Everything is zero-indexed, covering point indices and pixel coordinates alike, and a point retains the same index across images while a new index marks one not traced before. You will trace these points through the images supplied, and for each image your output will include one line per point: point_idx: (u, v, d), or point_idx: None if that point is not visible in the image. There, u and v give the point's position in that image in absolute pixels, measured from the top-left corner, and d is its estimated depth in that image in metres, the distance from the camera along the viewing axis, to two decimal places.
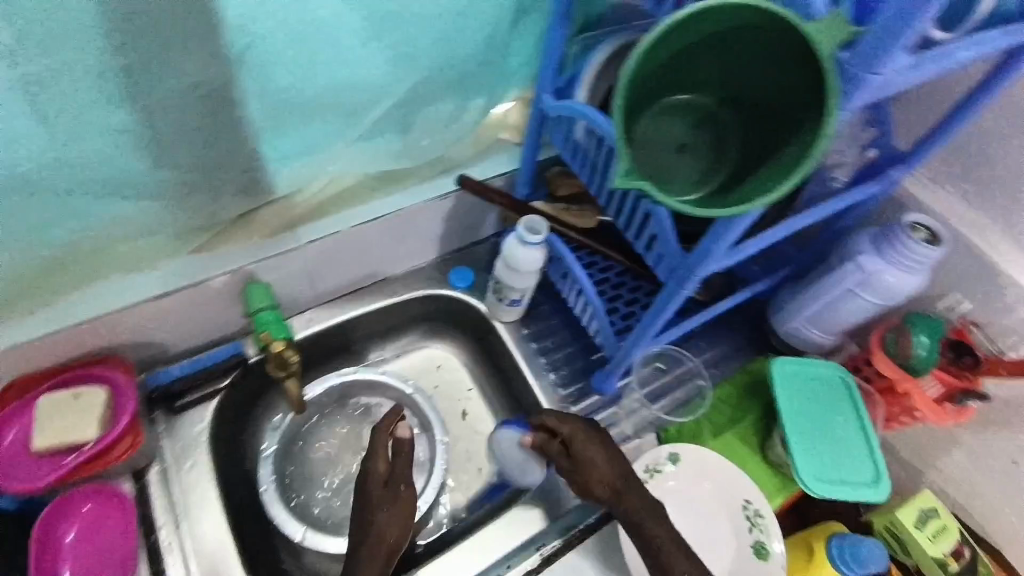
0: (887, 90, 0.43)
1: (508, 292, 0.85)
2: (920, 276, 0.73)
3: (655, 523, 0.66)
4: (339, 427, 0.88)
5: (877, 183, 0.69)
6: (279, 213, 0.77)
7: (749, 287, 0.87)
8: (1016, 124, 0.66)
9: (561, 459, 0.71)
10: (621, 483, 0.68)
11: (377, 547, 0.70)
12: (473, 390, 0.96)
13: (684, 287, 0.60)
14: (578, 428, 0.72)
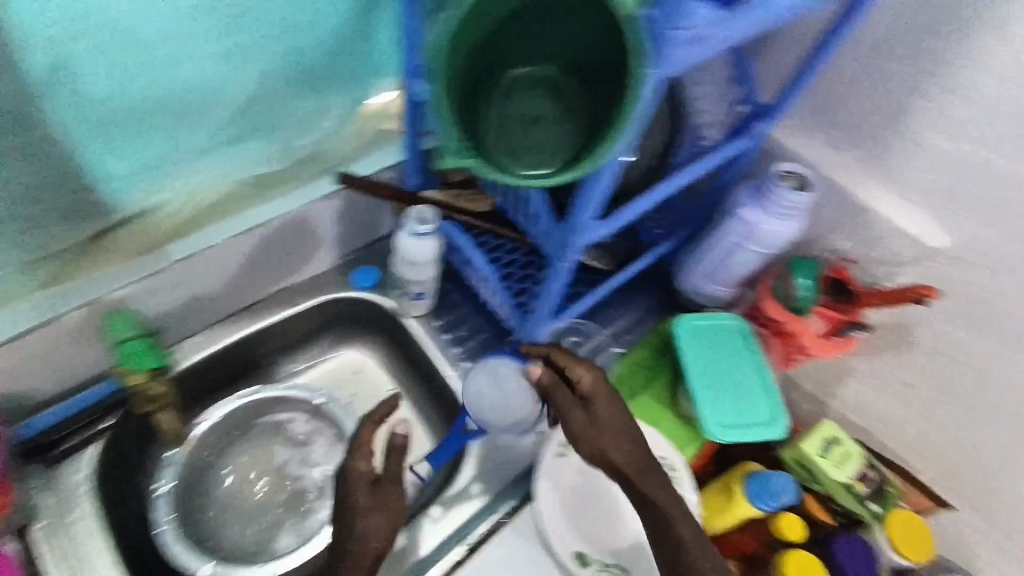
0: (704, 45, 0.43)
1: (410, 287, 0.82)
2: (797, 222, 0.76)
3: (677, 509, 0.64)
4: (245, 452, 0.84)
5: (746, 138, 0.71)
6: (137, 234, 0.73)
7: (650, 252, 0.88)
8: (863, 67, 0.70)
9: (578, 413, 0.67)
10: (639, 455, 0.66)
11: (357, 556, 0.64)
12: (394, 389, 0.94)
13: (566, 258, 0.59)
14: (599, 383, 0.68)
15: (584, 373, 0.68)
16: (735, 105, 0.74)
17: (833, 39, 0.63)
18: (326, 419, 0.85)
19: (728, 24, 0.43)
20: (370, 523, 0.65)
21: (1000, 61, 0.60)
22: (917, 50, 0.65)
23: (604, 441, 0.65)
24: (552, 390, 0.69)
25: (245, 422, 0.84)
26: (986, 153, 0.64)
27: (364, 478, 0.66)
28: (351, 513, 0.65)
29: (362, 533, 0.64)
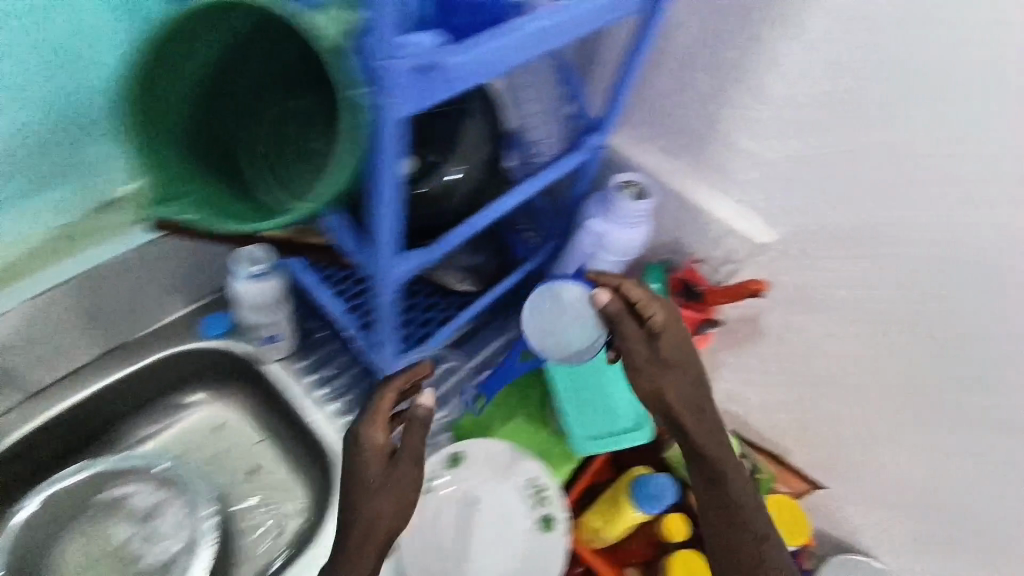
0: (442, 76, 0.40)
1: (257, 332, 0.76)
2: (642, 228, 0.78)
3: (712, 443, 0.73)
4: (81, 538, 0.76)
5: (580, 152, 0.72)
6: None
7: (517, 269, 0.86)
8: (675, 77, 0.72)
9: (641, 347, 0.70)
10: (686, 393, 0.72)
11: (368, 531, 0.63)
12: (262, 440, 0.87)
13: (380, 290, 0.57)
14: (670, 323, 0.71)
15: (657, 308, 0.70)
16: (567, 120, 0.74)
17: (637, 53, 0.64)
18: (175, 488, 0.78)
19: (470, 52, 0.41)
20: (377, 502, 0.64)
21: (787, 65, 0.64)
22: (718, 58, 0.68)
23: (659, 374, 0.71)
24: (617, 320, 0.69)
25: (77, 503, 0.76)
26: (790, 150, 0.68)
27: (380, 453, 0.65)
28: (359, 487, 0.64)
29: (369, 514, 0.63)
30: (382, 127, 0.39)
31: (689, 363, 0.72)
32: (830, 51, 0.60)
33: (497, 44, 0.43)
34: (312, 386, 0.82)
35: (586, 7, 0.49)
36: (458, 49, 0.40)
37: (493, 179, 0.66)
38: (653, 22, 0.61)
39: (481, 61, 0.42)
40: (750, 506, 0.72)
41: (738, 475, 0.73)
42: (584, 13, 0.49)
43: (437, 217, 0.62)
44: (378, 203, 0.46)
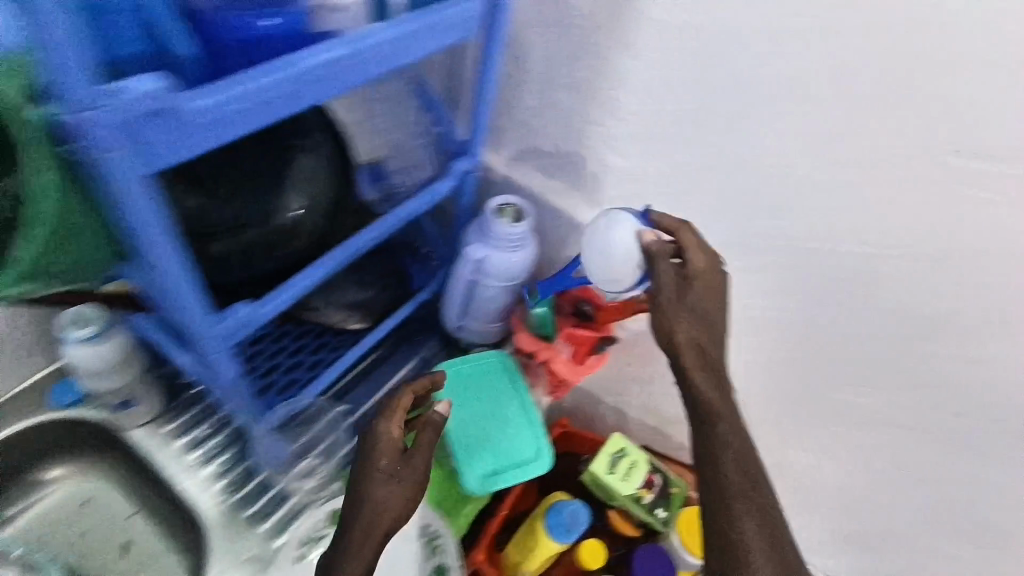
0: (179, 121, 0.36)
1: (108, 398, 0.70)
2: (523, 251, 0.76)
3: (721, 400, 0.62)
4: None
5: (450, 179, 0.68)
6: None
7: (408, 302, 0.82)
8: (537, 95, 0.70)
9: (669, 284, 0.60)
10: (713, 351, 0.62)
11: (370, 526, 0.58)
12: (135, 512, 0.80)
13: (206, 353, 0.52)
14: (710, 268, 0.61)
15: (694, 250, 0.61)
16: (433, 146, 0.70)
17: (488, 74, 0.61)
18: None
19: (215, 95, 0.37)
20: (383, 492, 0.60)
21: (634, 84, 0.62)
22: (571, 78, 0.66)
23: (678, 319, 0.61)
24: (654, 259, 0.62)
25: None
26: (655, 168, 0.67)
27: (394, 444, 0.62)
28: (363, 475, 0.61)
29: (372, 505, 0.59)
30: (114, 186, 0.36)
31: (717, 310, 0.61)
32: (671, 68, 0.59)
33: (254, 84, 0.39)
34: (186, 447, 0.75)
35: (375, 38, 0.46)
36: (199, 94, 0.37)
37: (343, 215, 0.63)
38: (495, 39, 0.58)
39: (238, 106, 0.39)
40: (748, 496, 0.60)
41: (734, 459, 0.61)
42: (374, 43, 0.46)
43: (281, 258, 0.57)
44: (157, 262, 0.42)
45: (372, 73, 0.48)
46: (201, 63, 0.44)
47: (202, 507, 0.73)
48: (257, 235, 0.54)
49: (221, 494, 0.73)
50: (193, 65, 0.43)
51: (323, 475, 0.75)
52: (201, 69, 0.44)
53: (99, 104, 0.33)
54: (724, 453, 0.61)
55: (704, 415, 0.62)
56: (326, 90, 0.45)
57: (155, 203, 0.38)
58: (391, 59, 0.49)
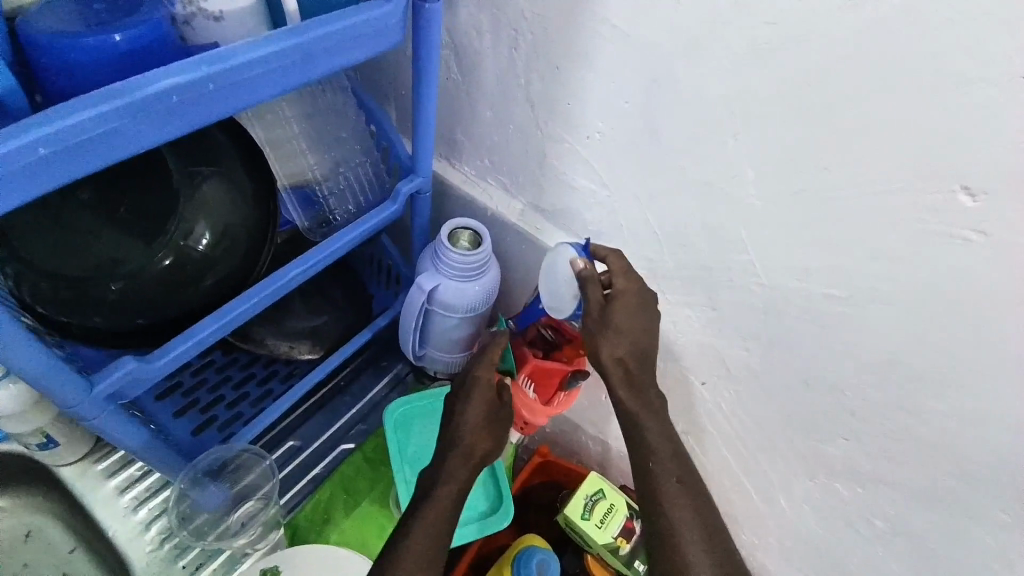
0: None
1: (27, 438, 0.64)
2: (482, 279, 0.68)
3: (655, 424, 0.57)
4: None
5: (395, 202, 0.61)
6: None
7: (368, 328, 0.74)
8: (495, 107, 0.63)
9: (593, 306, 0.55)
10: (640, 374, 0.56)
11: (460, 460, 0.62)
12: (76, 549, 0.70)
13: (92, 420, 0.46)
14: (635, 289, 0.56)
15: (620, 268, 0.56)
16: (379, 164, 0.65)
17: (424, 96, 0.55)
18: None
19: (10, 141, 0.30)
20: (475, 434, 0.63)
21: (592, 99, 0.54)
22: (525, 91, 0.59)
23: (601, 339, 0.55)
24: (583, 283, 0.56)
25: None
26: (621, 192, 0.59)
27: (491, 388, 0.65)
28: (461, 412, 0.64)
29: (467, 444, 0.63)
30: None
31: (646, 324, 0.56)
32: (631, 81, 0.51)
33: (66, 122, 0.31)
34: (121, 487, 0.71)
35: (248, 55, 0.37)
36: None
37: (264, 246, 0.54)
38: (426, 64, 0.53)
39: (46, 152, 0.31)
40: (686, 501, 0.55)
41: (665, 466, 0.56)
42: (245, 62, 0.37)
43: (190, 299, 0.50)
44: None
45: (253, 97, 0.39)
46: (21, 94, 0.36)
47: (132, 556, 0.68)
48: (168, 269, 0.48)
49: (150, 544, 0.69)
50: (12, 96, 0.35)
51: (258, 525, 0.68)
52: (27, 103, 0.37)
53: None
54: (656, 461, 0.56)
55: (635, 430, 0.57)
56: (184, 122, 0.36)
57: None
58: (276, 80, 0.40)
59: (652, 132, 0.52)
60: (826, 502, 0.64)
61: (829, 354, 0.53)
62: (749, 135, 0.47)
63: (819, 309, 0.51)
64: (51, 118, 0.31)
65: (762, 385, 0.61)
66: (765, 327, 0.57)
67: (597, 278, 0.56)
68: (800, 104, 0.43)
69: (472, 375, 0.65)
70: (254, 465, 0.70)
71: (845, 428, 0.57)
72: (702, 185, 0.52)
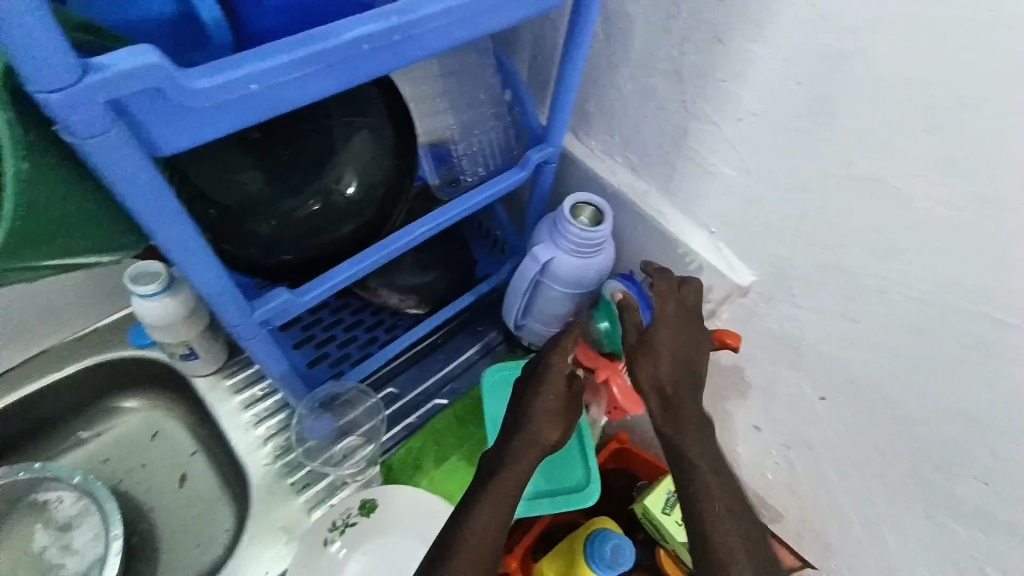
0: (171, 99, 0.30)
1: (172, 347, 0.71)
2: (597, 258, 0.67)
3: (699, 441, 0.58)
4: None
5: (523, 168, 0.61)
6: None
7: (475, 290, 0.75)
8: (636, 81, 0.61)
9: (632, 330, 0.62)
10: (686, 402, 0.59)
11: (528, 445, 0.61)
12: (197, 451, 0.82)
13: (250, 336, 0.50)
14: (677, 313, 0.62)
15: (657, 294, 0.63)
16: (510, 128, 0.66)
17: (570, 68, 0.55)
18: (95, 500, 0.73)
19: (222, 74, 0.31)
20: (543, 422, 0.63)
21: (752, 77, 0.51)
22: (677, 64, 0.56)
23: (641, 357, 0.61)
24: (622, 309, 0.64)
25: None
26: (767, 181, 0.55)
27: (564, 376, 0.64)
28: (533, 398, 0.63)
29: (535, 431, 0.62)
30: (114, 173, 0.32)
31: (688, 341, 0.61)
32: (803, 60, 0.47)
33: (267, 63, 0.33)
34: (244, 404, 0.77)
35: (427, 9, 0.38)
36: (201, 73, 0.31)
37: (397, 202, 0.57)
38: (582, 28, 0.51)
39: (253, 88, 0.33)
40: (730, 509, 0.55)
41: (707, 474, 0.56)
42: (422, 17, 0.38)
43: (331, 243, 0.54)
44: (164, 246, 0.39)
45: (420, 51, 0.40)
46: (224, 27, 0.38)
47: (249, 467, 0.73)
48: (317, 212, 0.51)
49: (266, 459, 0.74)
50: (217, 30, 0.38)
51: (361, 460, 0.73)
52: (229, 39, 0.39)
53: (63, 82, 0.27)
54: (695, 470, 0.56)
55: (677, 442, 0.58)
56: (357, 71, 0.38)
57: (158, 192, 0.34)
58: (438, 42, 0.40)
59: (822, 116, 0.48)
60: (942, 547, 0.58)
61: (988, 389, 0.47)
62: (948, 130, 0.41)
63: (986, 335, 0.46)
64: (252, 58, 0.33)
65: (892, 410, 0.56)
66: (910, 348, 0.51)
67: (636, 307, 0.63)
68: (1022, 103, 0.37)
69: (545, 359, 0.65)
70: (361, 401, 0.75)
71: (986, 469, 0.51)
72: (868, 182, 0.47)
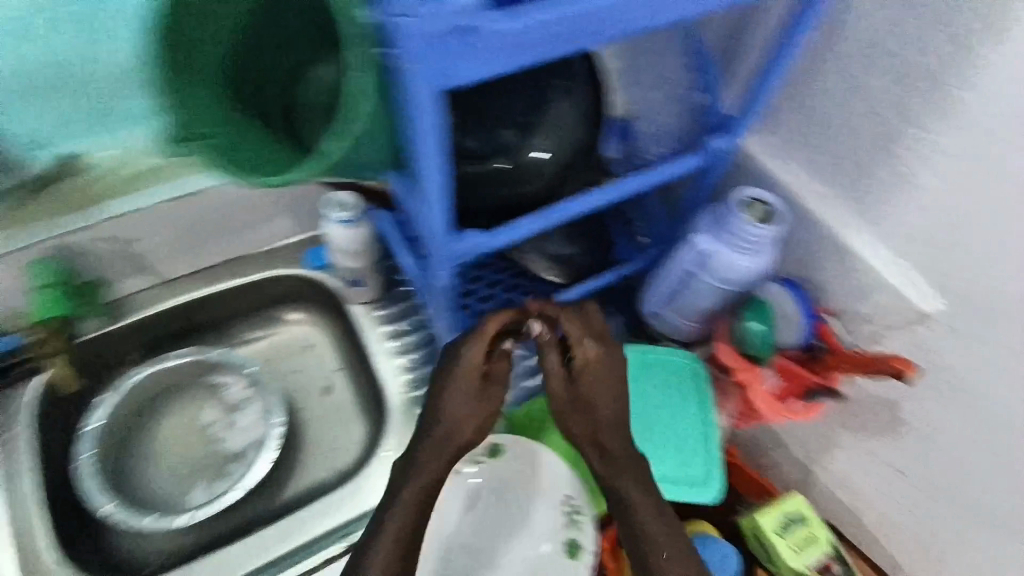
0: (475, 36, 0.34)
1: (344, 273, 0.81)
2: (761, 258, 0.63)
3: (634, 477, 0.60)
4: (174, 418, 0.83)
5: (699, 155, 0.61)
6: (78, 192, 0.77)
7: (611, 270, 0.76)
8: (842, 78, 0.57)
9: (557, 371, 0.62)
10: (617, 443, 0.61)
11: (444, 441, 0.59)
12: (341, 368, 0.92)
13: (445, 266, 0.55)
14: (601, 356, 0.62)
15: (580, 338, 0.62)
16: (688, 115, 0.65)
17: (780, 59, 0.53)
18: (260, 390, 0.84)
19: (519, 21, 0.35)
20: (460, 419, 0.60)
21: (997, 87, 0.47)
22: (902, 64, 0.52)
23: (571, 401, 0.62)
24: (544, 348, 0.63)
25: (175, 384, 0.84)
26: (988, 202, 0.50)
27: (474, 378, 0.60)
28: (450, 406, 0.60)
29: (449, 427, 0.59)
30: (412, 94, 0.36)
31: (617, 382, 0.62)
32: None
33: (551, 17, 0.36)
34: (389, 334, 0.85)
35: None
36: (501, 16, 0.35)
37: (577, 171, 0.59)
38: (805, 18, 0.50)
39: (530, 38, 0.37)
40: (668, 542, 0.57)
41: (644, 505, 0.59)
42: None
43: (510, 202, 0.57)
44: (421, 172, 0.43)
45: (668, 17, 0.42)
46: None
47: (389, 390, 0.81)
48: (510, 169, 0.54)
49: (405, 387, 0.81)
50: None
51: None
52: None
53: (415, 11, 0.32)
54: (634, 506, 0.59)
55: (611, 479, 0.60)
56: (614, 32, 0.40)
57: (435, 122, 0.39)
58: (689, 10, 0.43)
59: None
60: None
61: None
62: None
63: None
64: (540, 10, 0.36)
65: None
66: None
67: (556, 345, 0.63)
68: None
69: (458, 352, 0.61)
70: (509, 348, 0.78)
71: None
72: None
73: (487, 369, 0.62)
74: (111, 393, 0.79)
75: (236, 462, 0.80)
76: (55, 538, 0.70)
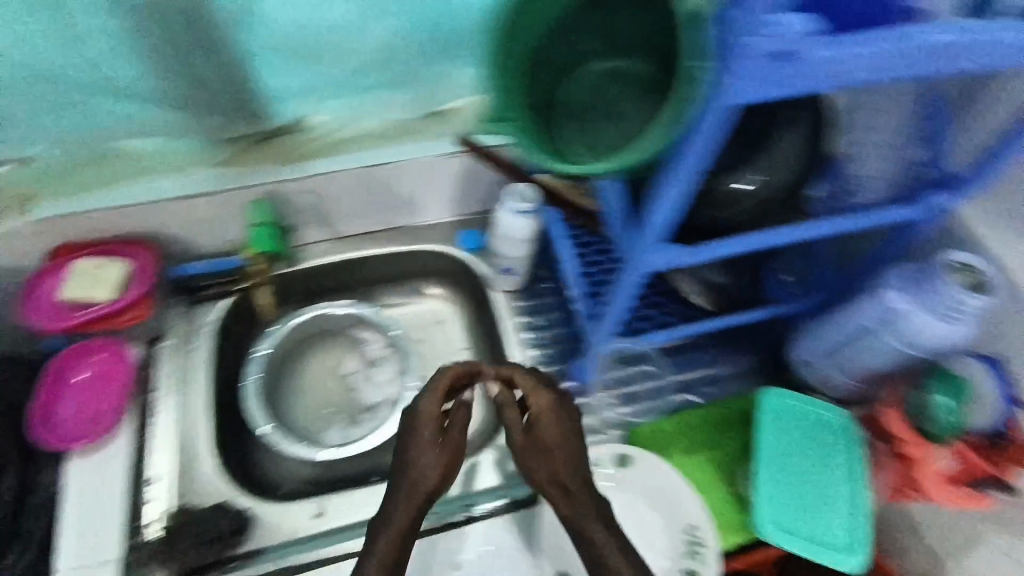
0: (795, 57, 0.38)
1: (497, 259, 0.84)
2: (962, 327, 0.58)
3: (602, 528, 0.58)
4: (320, 360, 0.90)
5: (912, 207, 0.58)
6: (292, 144, 0.83)
7: (766, 307, 0.73)
8: None
9: (517, 428, 0.63)
10: (575, 482, 0.60)
11: (412, 487, 0.60)
12: (467, 349, 0.92)
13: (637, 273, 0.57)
14: (551, 403, 0.63)
15: (531, 391, 0.63)
16: (905, 167, 0.62)
17: None
18: (398, 352, 0.89)
19: (836, 49, 0.39)
20: (424, 463, 0.61)
21: None
22: None
23: (532, 454, 0.62)
24: (501, 406, 0.64)
25: (326, 329, 0.90)
26: None
27: (432, 429, 0.62)
28: (414, 453, 0.61)
29: (411, 472, 0.60)
30: (712, 101, 0.40)
31: (570, 430, 0.62)
32: None
33: (862, 50, 0.39)
34: (527, 326, 0.88)
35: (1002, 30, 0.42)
36: (821, 44, 0.39)
37: (783, 205, 0.58)
38: None
39: (838, 66, 0.40)
40: None
41: (620, 551, 0.57)
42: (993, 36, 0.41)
43: (711, 222, 0.58)
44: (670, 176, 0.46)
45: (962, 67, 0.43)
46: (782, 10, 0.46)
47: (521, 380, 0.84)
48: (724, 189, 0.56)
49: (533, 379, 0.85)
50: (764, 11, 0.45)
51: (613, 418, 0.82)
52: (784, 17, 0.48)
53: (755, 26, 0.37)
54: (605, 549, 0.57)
55: (582, 528, 0.59)
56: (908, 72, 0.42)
57: (719, 130, 0.42)
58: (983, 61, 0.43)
59: None
60: None
61: None
62: None
63: None
64: (854, 43, 0.39)
65: None
66: None
67: (514, 402, 0.64)
68: None
69: (414, 407, 0.64)
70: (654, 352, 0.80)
71: None
72: None
73: (445, 423, 0.64)
74: (277, 327, 0.87)
75: (366, 414, 0.86)
76: (217, 446, 0.78)
